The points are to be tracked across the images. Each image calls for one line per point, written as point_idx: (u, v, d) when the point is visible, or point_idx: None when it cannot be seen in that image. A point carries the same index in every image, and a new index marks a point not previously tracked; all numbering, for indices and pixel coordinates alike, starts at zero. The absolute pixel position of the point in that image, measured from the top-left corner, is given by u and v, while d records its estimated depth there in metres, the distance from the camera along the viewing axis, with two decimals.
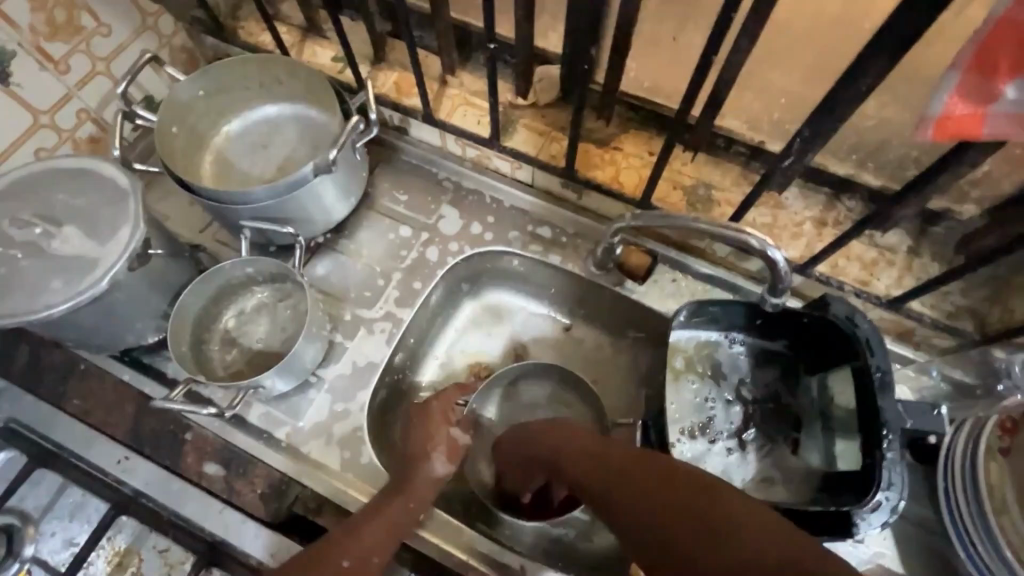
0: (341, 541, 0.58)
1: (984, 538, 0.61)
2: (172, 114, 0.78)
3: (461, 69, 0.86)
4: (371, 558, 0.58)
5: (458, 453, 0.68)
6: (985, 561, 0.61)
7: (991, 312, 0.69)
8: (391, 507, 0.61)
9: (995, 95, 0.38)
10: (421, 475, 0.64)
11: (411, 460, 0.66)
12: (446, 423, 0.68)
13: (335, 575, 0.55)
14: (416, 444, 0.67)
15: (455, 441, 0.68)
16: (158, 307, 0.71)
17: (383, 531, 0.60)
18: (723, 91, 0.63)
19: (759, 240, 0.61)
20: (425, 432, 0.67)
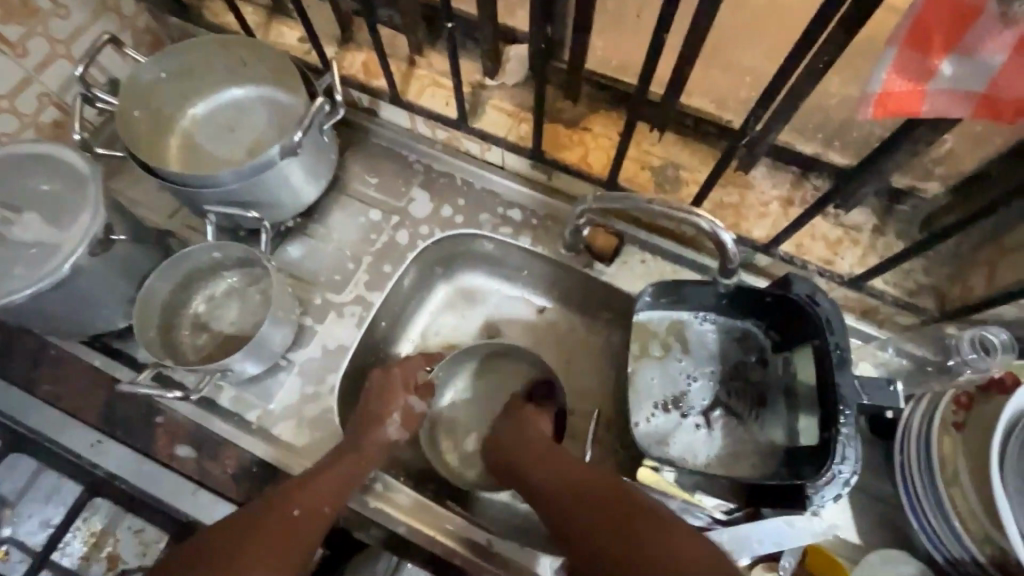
0: (290, 492, 0.62)
1: (936, 511, 0.62)
2: (133, 95, 0.76)
3: (429, 49, 0.85)
4: (321, 507, 0.62)
5: (411, 419, 0.72)
6: (937, 532, 0.63)
7: (952, 290, 0.69)
8: (338, 465, 0.65)
9: (931, 72, 0.38)
10: (373, 439, 0.68)
11: (363, 425, 0.70)
12: (403, 391, 0.72)
13: (284, 522, 0.59)
14: (370, 410, 0.71)
15: (410, 408, 0.72)
16: (126, 292, 0.72)
17: (332, 483, 0.64)
18: (685, 69, 0.63)
19: (709, 222, 0.63)
20: (381, 399, 0.71)
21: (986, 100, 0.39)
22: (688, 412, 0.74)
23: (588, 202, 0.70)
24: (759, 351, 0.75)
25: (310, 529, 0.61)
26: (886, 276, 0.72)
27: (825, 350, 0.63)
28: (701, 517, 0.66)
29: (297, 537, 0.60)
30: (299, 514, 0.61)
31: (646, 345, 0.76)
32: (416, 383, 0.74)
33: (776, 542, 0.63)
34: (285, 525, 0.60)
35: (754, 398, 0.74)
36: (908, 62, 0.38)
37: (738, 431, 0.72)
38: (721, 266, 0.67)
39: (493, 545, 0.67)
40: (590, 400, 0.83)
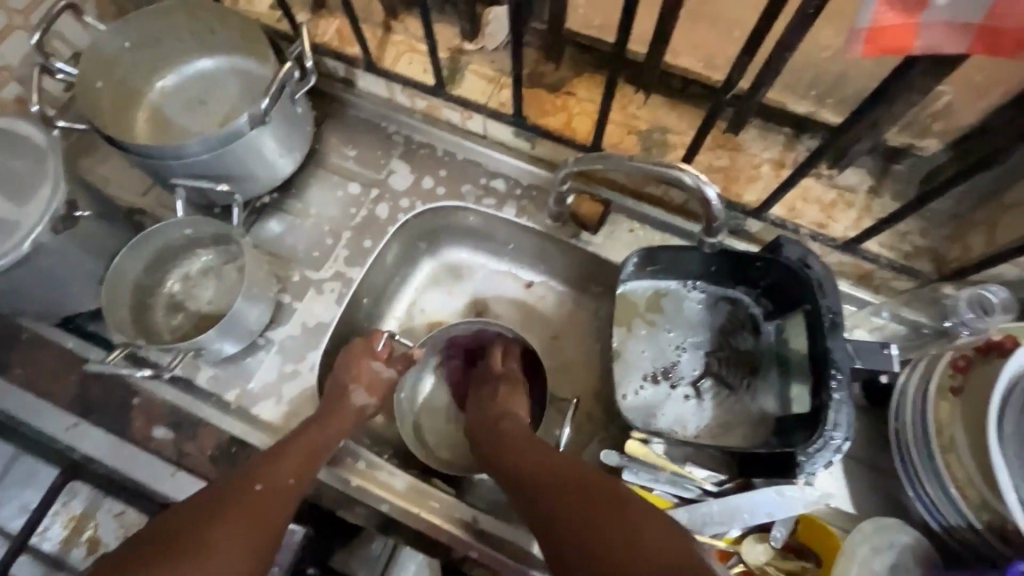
0: (253, 469, 0.59)
1: (931, 476, 0.61)
2: (96, 66, 0.73)
3: (404, 14, 0.81)
4: (284, 480, 0.59)
5: (379, 387, 0.71)
6: (933, 500, 0.61)
7: (951, 251, 0.67)
8: (309, 434, 0.64)
9: (926, 1, 0.35)
10: (343, 410, 0.67)
11: (330, 397, 0.68)
12: (370, 357, 0.72)
13: (247, 497, 0.56)
14: (339, 377, 0.70)
15: (378, 376, 0.71)
16: (95, 271, 0.69)
17: (299, 457, 0.62)
18: (670, 21, 0.60)
19: (694, 176, 0.60)
20: (347, 366, 0.71)
21: (986, 32, 0.36)
22: (676, 383, 0.72)
23: (569, 166, 0.67)
24: (750, 319, 0.72)
25: (272, 502, 0.57)
26: (880, 239, 0.69)
27: (817, 314, 0.61)
28: (692, 488, 0.65)
29: (258, 511, 0.56)
30: (261, 491, 0.57)
31: (634, 317, 0.74)
32: (384, 352, 0.73)
33: (768, 512, 0.62)
34: (246, 502, 0.56)
35: (745, 367, 0.71)
36: None
37: (728, 401, 0.71)
38: (706, 225, 0.64)
39: (478, 521, 0.66)
40: (579, 374, 0.82)
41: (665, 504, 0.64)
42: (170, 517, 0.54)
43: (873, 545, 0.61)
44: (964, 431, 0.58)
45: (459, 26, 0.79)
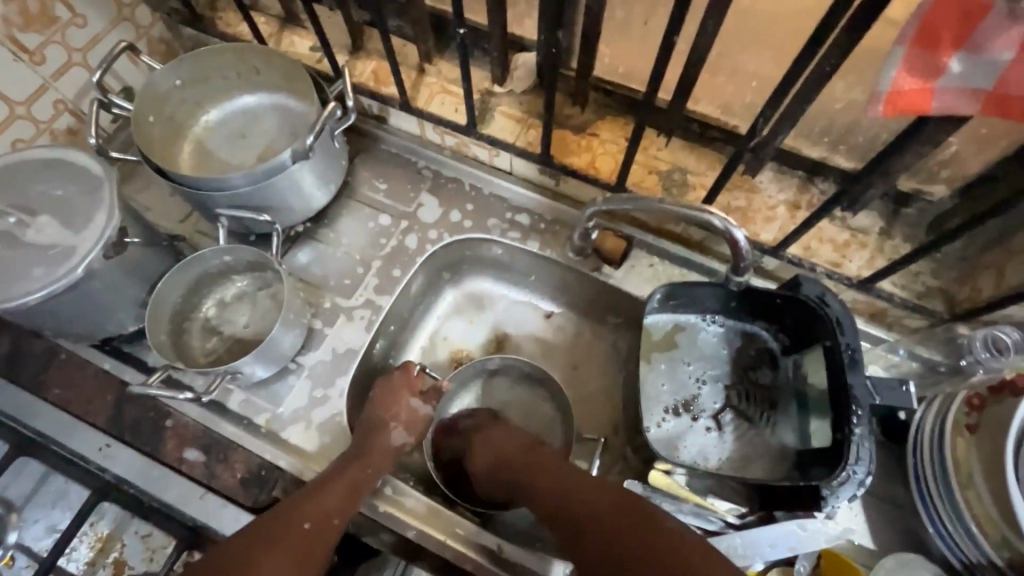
0: (300, 505, 0.61)
1: (951, 514, 0.62)
2: (149, 101, 0.78)
3: (437, 58, 0.86)
4: (329, 518, 0.62)
5: (415, 424, 0.72)
6: (954, 538, 0.62)
7: (961, 291, 0.69)
8: (349, 471, 0.65)
9: (941, 69, 0.39)
10: (378, 445, 0.69)
11: (367, 432, 0.70)
12: (409, 393, 0.73)
13: (298, 537, 0.59)
14: (377, 412, 0.71)
15: (416, 412, 0.73)
16: (136, 295, 0.72)
17: (341, 494, 0.64)
18: (694, 74, 0.64)
19: (722, 220, 0.63)
20: (386, 402, 0.72)
21: (996, 98, 0.39)
22: (697, 416, 0.73)
23: (597, 204, 0.70)
24: (769, 353, 0.74)
25: (321, 541, 0.60)
26: (894, 278, 0.72)
27: (836, 351, 0.63)
28: (714, 521, 0.66)
29: (312, 550, 0.60)
30: (310, 529, 0.60)
31: (660, 354, 0.76)
32: (419, 384, 0.74)
33: (790, 546, 0.63)
34: (298, 544, 0.59)
35: (764, 401, 0.73)
36: (916, 61, 0.39)
37: (748, 434, 0.72)
38: (733, 263, 0.67)
39: (503, 550, 0.66)
40: (600, 404, 0.83)
41: None
42: (234, 553, 0.57)
43: None
44: (983, 469, 0.60)
45: (490, 71, 0.83)
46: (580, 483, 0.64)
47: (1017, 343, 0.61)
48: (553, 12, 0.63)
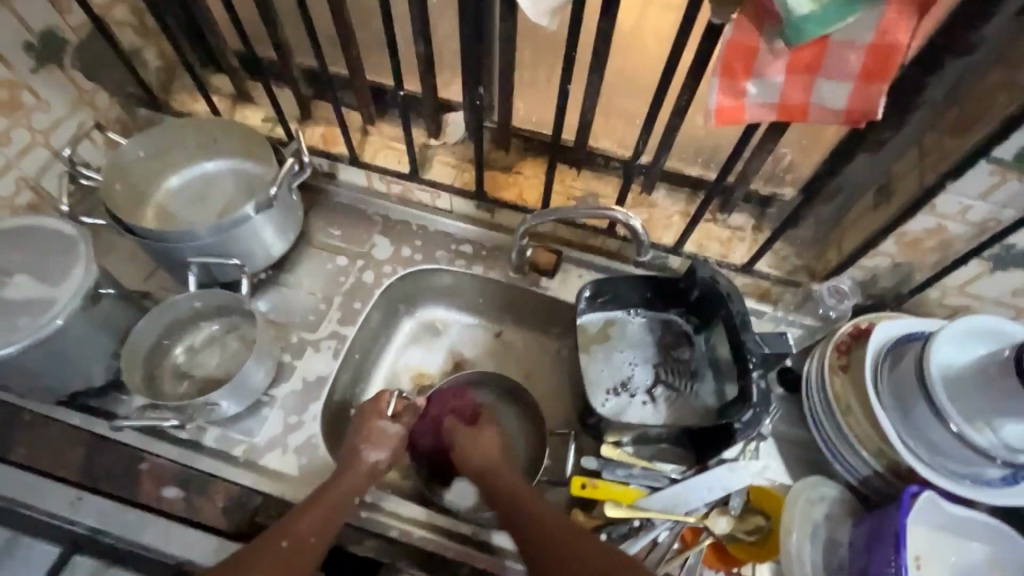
0: (283, 525, 0.65)
1: (846, 444, 0.76)
2: (115, 170, 0.86)
3: (379, 120, 0.99)
4: (309, 539, 0.65)
5: (390, 443, 0.76)
6: (851, 462, 0.76)
7: (819, 265, 0.88)
8: (329, 493, 0.69)
9: (743, 92, 0.56)
10: (357, 467, 0.72)
11: (469, 433, 0.80)
12: (378, 417, 0.78)
13: (279, 555, 0.62)
14: (351, 441, 0.75)
15: (386, 432, 0.77)
16: (108, 346, 0.76)
17: (320, 516, 0.67)
18: (589, 115, 0.81)
19: (623, 213, 0.78)
20: (359, 430, 0.77)
21: (783, 110, 0.57)
22: (633, 394, 0.86)
23: (527, 223, 0.84)
24: (685, 333, 0.88)
25: (299, 559, 0.63)
26: (768, 261, 0.90)
27: (730, 316, 0.78)
28: (660, 479, 0.76)
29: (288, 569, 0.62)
30: (288, 548, 0.63)
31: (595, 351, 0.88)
32: (389, 410, 0.80)
33: (722, 487, 0.73)
34: (277, 560, 0.62)
35: (688, 373, 0.86)
36: (727, 88, 0.55)
37: (678, 402, 0.85)
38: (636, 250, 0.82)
39: (479, 534, 0.73)
40: (552, 404, 0.93)
41: (640, 493, 0.74)
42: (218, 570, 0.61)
43: (808, 498, 0.75)
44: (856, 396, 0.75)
45: (425, 127, 0.98)
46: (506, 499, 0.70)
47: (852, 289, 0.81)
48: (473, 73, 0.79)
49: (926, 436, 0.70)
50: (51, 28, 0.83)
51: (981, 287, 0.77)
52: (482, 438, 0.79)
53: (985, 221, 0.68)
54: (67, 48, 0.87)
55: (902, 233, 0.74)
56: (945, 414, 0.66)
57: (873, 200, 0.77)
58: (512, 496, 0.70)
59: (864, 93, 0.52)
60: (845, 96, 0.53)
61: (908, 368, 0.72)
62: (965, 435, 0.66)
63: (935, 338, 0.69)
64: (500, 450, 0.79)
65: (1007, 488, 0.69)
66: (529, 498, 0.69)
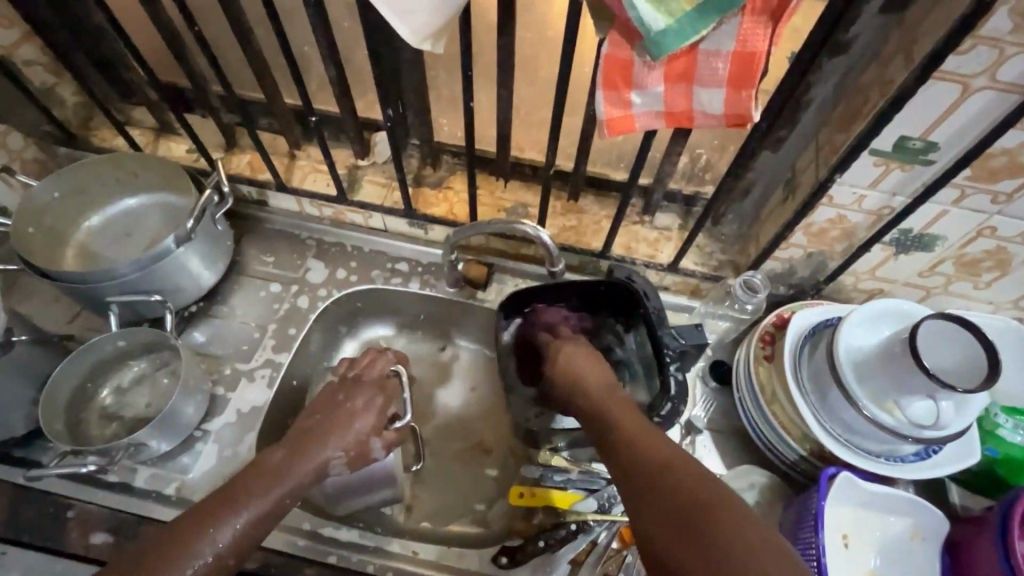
0: (207, 516, 0.61)
1: (775, 435, 0.78)
2: (27, 213, 0.84)
3: (305, 143, 0.99)
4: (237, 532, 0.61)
5: (356, 447, 0.72)
6: (782, 452, 0.78)
7: (742, 258, 0.91)
8: (275, 487, 0.65)
9: (629, 102, 0.57)
10: (310, 460, 0.68)
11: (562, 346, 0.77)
12: (354, 417, 0.73)
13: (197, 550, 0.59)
14: (309, 429, 0.71)
15: (360, 435, 0.73)
16: (28, 394, 0.75)
17: (259, 513, 0.63)
18: (505, 127, 0.82)
19: (531, 228, 0.79)
20: (324, 424, 0.72)
21: (671, 116, 0.59)
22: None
23: (449, 240, 0.85)
24: (616, 333, 0.88)
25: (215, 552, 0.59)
26: (694, 259, 0.92)
27: (647, 314, 0.80)
28: (597, 481, 0.79)
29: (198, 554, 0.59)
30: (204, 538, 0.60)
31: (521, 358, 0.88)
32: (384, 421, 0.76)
33: None
34: (179, 549, 0.58)
35: (620, 370, 0.87)
36: (612, 100, 0.57)
37: None
38: (549, 262, 0.83)
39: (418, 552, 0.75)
40: (496, 414, 0.94)
41: (575, 497, 0.78)
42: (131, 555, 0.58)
43: (734, 488, 0.80)
44: (779, 385, 0.78)
45: (352, 148, 0.98)
46: (643, 434, 0.61)
47: (763, 281, 0.82)
48: (385, 94, 0.79)
49: (843, 419, 0.72)
50: None
51: (889, 272, 0.81)
52: (576, 362, 0.74)
53: (880, 210, 0.72)
54: None
55: (808, 224, 0.77)
56: (854, 397, 0.69)
57: (782, 195, 0.80)
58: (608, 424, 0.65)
59: (737, 98, 0.54)
60: (721, 101, 0.55)
61: (822, 354, 0.74)
62: (875, 416, 0.68)
63: (843, 324, 0.72)
64: (600, 372, 0.73)
65: (925, 464, 0.72)
66: (635, 418, 0.64)
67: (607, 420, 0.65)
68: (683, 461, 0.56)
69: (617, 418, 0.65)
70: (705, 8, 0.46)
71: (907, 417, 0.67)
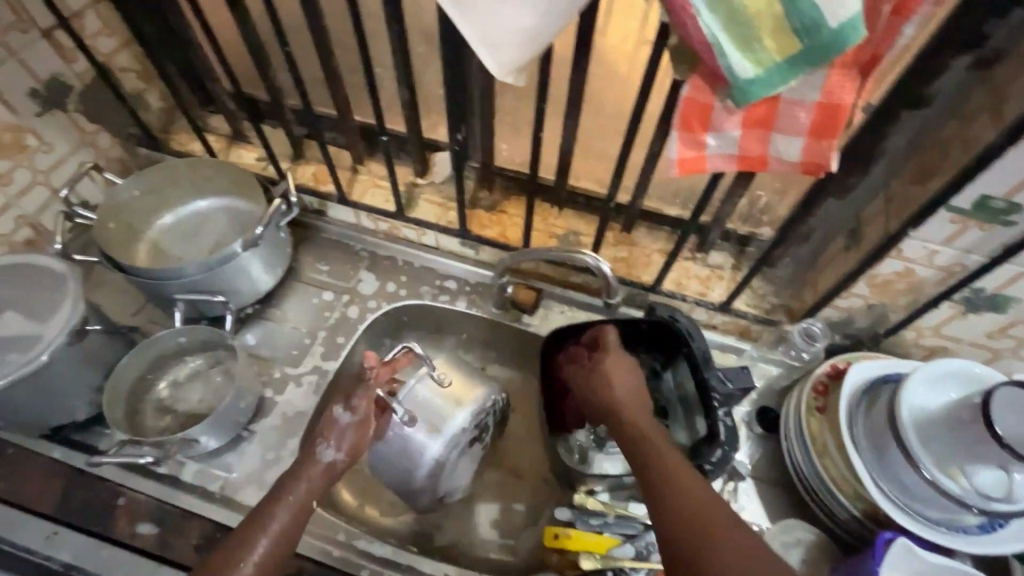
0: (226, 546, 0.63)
1: (827, 493, 0.75)
2: (109, 210, 0.89)
3: (368, 159, 1.02)
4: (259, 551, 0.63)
5: (345, 439, 0.72)
6: (834, 511, 0.75)
7: (797, 304, 0.88)
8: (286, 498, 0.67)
9: (704, 144, 0.58)
10: (313, 469, 0.69)
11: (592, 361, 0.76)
12: (337, 405, 0.73)
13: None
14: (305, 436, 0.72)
15: (338, 421, 0.72)
16: (92, 381, 0.78)
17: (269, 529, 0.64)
18: (566, 157, 0.84)
19: (593, 258, 0.80)
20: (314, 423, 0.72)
21: (744, 160, 0.59)
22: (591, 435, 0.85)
23: (503, 263, 0.86)
24: (653, 370, 0.88)
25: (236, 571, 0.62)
26: (746, 300, 0.91)
27: (691, 354, 0.79)
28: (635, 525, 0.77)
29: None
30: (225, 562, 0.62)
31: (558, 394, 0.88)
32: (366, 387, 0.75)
33: None
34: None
35: (658, 412, 0.86)
36: (687, 140, 0.57)
37: None
38: (606, 293, 0.84)
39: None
40: (534, 441, 0.93)
41: (615, 542, 0.75)
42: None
43: (781, 544, 0.76)
44: (832, 438, 0.75)
45: (412, 167, 1.00)
46: (672, 461, 0.63)
47: (822, 331, 0.83)
48: (453, 118, 0.81)
49: (902, 482, 0.69)
50: (56, 75, 0.88)
51: (956, 330, 0.78)
52: (623, 377, 0.73)
53: (952, 266, 0.69)
54: (70, 92, 0.91)
55: (872, 276, 0.75)
56: (917, 460, 0.66)
57: (845, 243, 0.78)
58: (640, 446, 0.65)
59: (816, 148, 0.54)
60: (799, 148, 0.55)
61: (881, 411, 0.71)
62: (938, 481, 0.65)
63: (906, 381, 0.69)
64: (637, 390, 0.72)
65: (987, 538, 0.69)
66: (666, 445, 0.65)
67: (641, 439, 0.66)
68: (706, 500, 0.58)
69: (650, 439, 0.66)
70: (795, 61, 0.46)
71: (974, 485, 0.64)
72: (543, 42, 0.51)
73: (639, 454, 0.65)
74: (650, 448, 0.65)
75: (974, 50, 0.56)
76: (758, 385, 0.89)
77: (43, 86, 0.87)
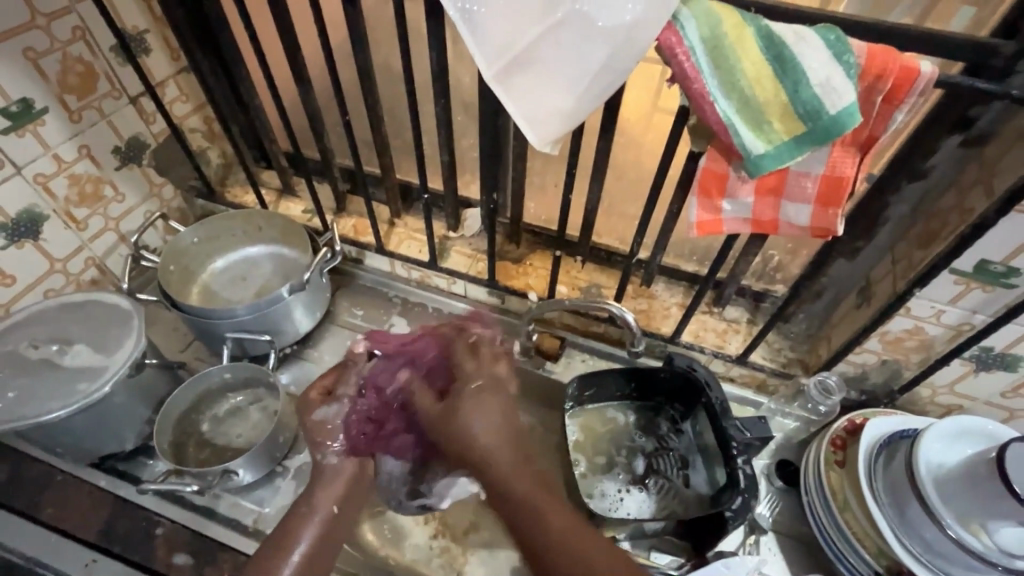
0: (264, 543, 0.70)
1: (851, 551, 0.75)
2: (171, 254, 0.97)
3: (405, 214, 1.11)
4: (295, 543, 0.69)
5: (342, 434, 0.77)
6: (858, 569, 0.75)
7: (811, 358, 0.92)
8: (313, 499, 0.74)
9: (720, 210, 0.64)
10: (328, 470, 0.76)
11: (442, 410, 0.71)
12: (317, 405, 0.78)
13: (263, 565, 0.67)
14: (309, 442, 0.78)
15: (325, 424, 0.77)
16: (143, 414, 0.83)
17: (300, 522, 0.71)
18: (591, 216, 0.91)
19: (618, 308, 0.84)
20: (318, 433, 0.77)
21: (758, 224, 0.65)
22: (618, 486, 0.88)
23: (530, 311, 0.90)
24: (673, 420, 0.91)
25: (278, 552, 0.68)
26: (762, 353, 0.94)
27: (710, 405, 0.82)
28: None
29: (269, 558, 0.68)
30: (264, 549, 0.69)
31: (585, 444, 0.91)
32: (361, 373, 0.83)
33: None
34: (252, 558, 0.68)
35: (680, 461, 0.88)
36: (705, 206, 0.64)
37: (668, 491, 0.86)
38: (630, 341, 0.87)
39: None
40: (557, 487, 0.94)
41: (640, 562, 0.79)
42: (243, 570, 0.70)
43: None
44: (853, 492, 0.77)
45: (445, 221, 1.09)
46: (544, 506, 0.60)
47: (839, 385, 0.84)
48: (489, 178, 0.89)
49: (925, 538, 0.70)
50: (136, 135, 0.99)
51: (969, 388, 0.80)
52: (471, 421, 0.67)
53: (960, 325, 0.73)
54: (145, 150, 1.02)
55: (883, 333, 0.79)
56: (938, 517, 0.67)
57: (856, 301, 0.83)
58: (503, 482, 0.63)
59: (823, 215, 0.60)
60: (808, 215, 0.61)
61: (900, 466, 0.73)
62: (961, 538, 0.66)
63: (922, 436, 0.71)
64: (495, 428, 0.67)
65: None
66: (557, 505, 0.61)
67: (511, 480, 0.63)
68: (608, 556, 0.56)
69: (518, 485, 0.62)
70: (801, 138, 0.53)
71: (996, 542, 0.65)
72: (577, 121, 0.58)
73: (512, 503, 0.62)
74: (513, 492, 0.62)
75: (963, 131, 0.63)
76: (776, 438, 0.91)
77: (124, 144, 0.98)
